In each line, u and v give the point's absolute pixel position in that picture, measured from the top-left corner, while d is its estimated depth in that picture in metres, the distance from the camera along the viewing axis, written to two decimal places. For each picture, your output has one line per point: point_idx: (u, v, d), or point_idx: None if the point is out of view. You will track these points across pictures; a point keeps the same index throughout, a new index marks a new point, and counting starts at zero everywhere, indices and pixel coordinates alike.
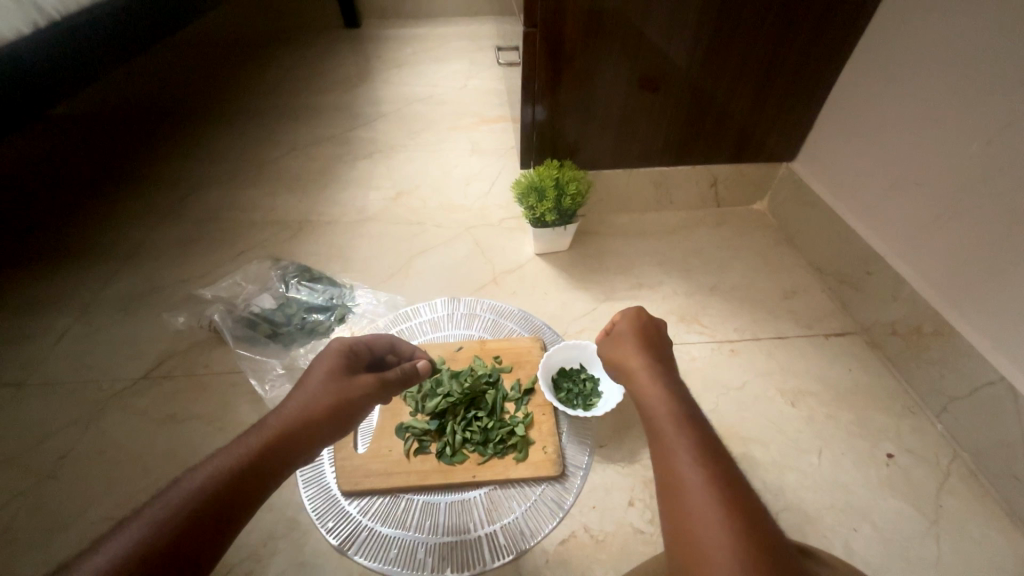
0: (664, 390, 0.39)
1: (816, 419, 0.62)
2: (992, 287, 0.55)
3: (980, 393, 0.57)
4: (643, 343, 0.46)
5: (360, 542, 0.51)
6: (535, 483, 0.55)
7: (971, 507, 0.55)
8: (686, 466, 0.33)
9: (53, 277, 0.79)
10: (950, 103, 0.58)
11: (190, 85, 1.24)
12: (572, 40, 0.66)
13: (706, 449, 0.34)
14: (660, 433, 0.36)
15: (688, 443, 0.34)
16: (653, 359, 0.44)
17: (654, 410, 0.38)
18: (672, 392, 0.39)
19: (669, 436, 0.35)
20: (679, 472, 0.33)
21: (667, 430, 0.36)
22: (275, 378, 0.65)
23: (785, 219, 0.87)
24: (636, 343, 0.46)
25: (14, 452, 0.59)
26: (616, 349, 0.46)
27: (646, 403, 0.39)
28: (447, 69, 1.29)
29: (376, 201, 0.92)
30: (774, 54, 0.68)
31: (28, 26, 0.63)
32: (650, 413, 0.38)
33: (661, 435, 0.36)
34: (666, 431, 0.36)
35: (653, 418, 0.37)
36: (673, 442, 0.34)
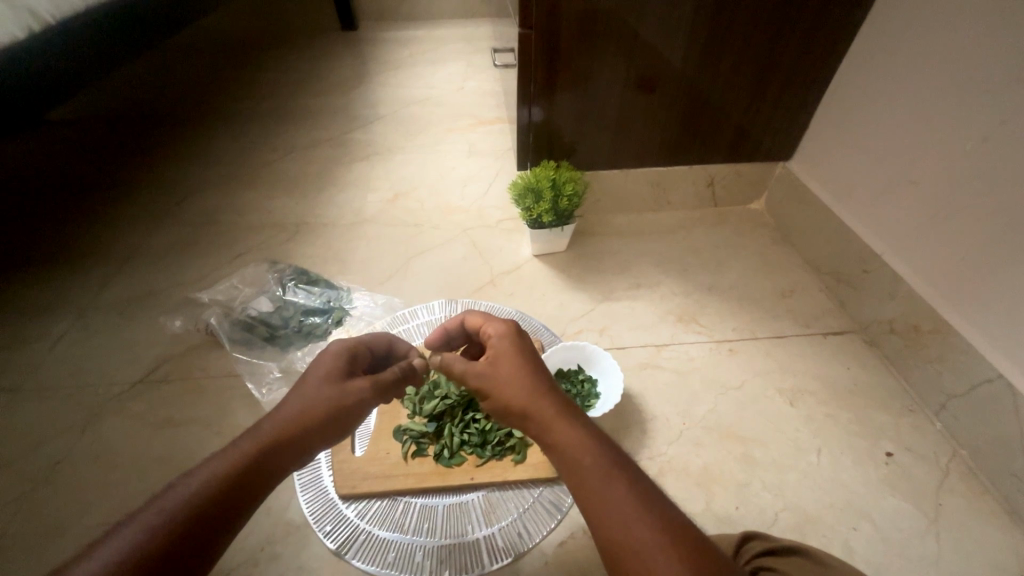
0: (580, 431, 0.34)
1: (814, 418, 0.62)
2: (990, 285, 0.55)
3: (979, 391, 0.56)
4: (528, 362, 0.39)
5: (358, 545, 0.51)
6: (533, 485, 0.55)
7: (971, 505, 0.54)
8: (636, 532, 0.29)
9: (50, 280, 0.79)
10: (946, 101, 0.58)
11: (188, 87, 1.25)
12: (568, 41, 0.66)
13: (647, 500, 0.31)
14: (591, 495, 0.31)
15: (628, 500, 0.30)
16: (545, 384, 0.37)
17: (576, 464, 0.32)
18: (579, 429, 0.34)
19: (603, 494, 0.31)
20: (633, 542, 0.29)
21: (598, 486, 0.31)
22: (272, 381, 0.65)
23: (782, 218, 0.87)
24: (518, 370, 0.38)
25: (10, 457, 0.59)
26: (495, 376, 0.38)
27: (562, 456, 0.33)
28: (444, 70, 1.29)
29: (373, 203, 0.92)
30: (770, 53, 0.68)
31: (23, 31, 0.63)
32: (570, 467, 0.32)
33: (594, 496, 0.31)
34: (601, 493, 0.31)
35: (578, 475, 0.32)
36: (610, 501, 0.30)
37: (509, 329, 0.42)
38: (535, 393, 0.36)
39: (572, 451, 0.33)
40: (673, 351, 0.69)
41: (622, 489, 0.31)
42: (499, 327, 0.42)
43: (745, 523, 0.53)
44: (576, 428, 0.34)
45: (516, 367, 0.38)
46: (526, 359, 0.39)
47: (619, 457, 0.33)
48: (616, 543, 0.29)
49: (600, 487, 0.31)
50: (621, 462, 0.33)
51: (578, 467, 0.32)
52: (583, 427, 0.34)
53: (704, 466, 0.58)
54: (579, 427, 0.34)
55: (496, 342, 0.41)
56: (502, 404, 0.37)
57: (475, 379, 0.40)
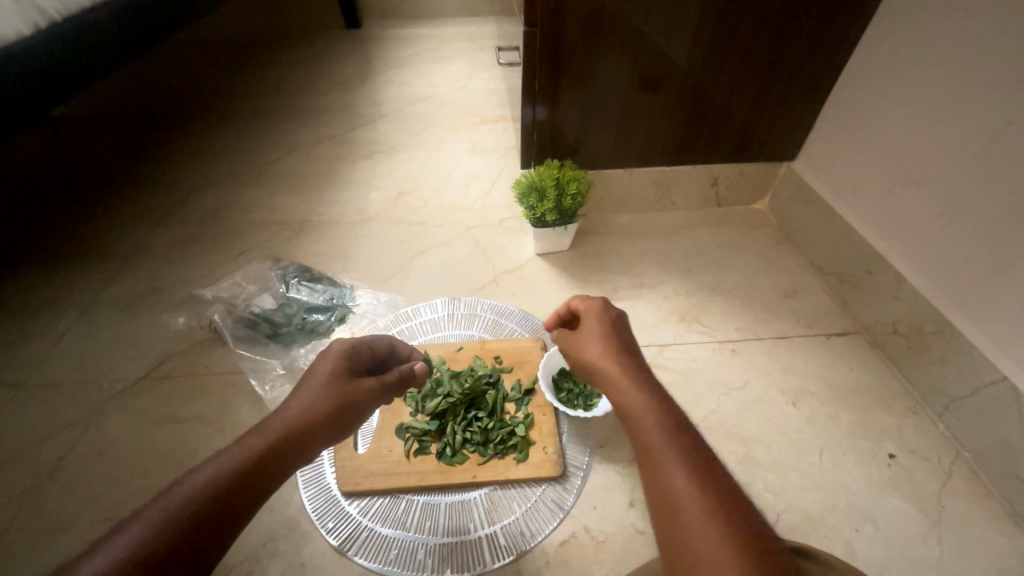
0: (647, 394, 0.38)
1: (816, 419, 0.62)
2: (994, 287, 0.55)
3: (982, 393, 0.56)
4: (613, 341, 0.44)
5: (360, 542, 0.51)
6: (535, 483, 0.55)
7: (973, 507, 0.54)
8: (679, 481, 0.31)
9: (54, 277, 0.79)
10: (952, 101, 0.57)
11: (191, 85, 1.25)
12: (572, 40, 0.66)
13: (696, 458, 0.33)
14: (645, 443, 0.34)
15: (676, 453, 0.32)
16: (625, 359, 0.42)
17: (637, 418, 0.36)
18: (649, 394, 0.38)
19: (655, 446, 0.33)
20: (675, 489, 0.31)
21: (652, 439, 0.34)
22: (275, 378, 0.65)
23: (786, 219, 0.86)
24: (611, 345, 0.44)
25: (14, 452, 0.59)
26: (588, 348, 0.44)
27: (627, 410, 0.37)
28: (447, 69, 1.29)
29: (376, 201, 0.92)
30: (775, 53, 0.68)
31: (29, 27, 0.64)
32: (631, 421, 0.36)
33: (647, 447, 0.34)
34: (654, 440, 0.34)
35: (637, 427, 0.35)
36: (660, 454, 0.33)
37: (601, 312, 0.48)
38: (618, 363, 0.41)
39: (636, 407, 0.36)
40: (675, 351, 0.69)
41: (673, 444, 0.33)
42: (590, 307, 0.49)
43: None
44: (644, 392, 0.38)
45: (602, 346, 0.44)
46: (611, 340, 0.44)
47: (677, 420, 0.36)
48: (660, 488, 0.31)
49: (654, 439, 0.34)
50: (678, 424, 0.35)
51: (638, 421, 0.35)
52: (649, 393, 0.38)
53: None
54: (647, 393, 0.38)
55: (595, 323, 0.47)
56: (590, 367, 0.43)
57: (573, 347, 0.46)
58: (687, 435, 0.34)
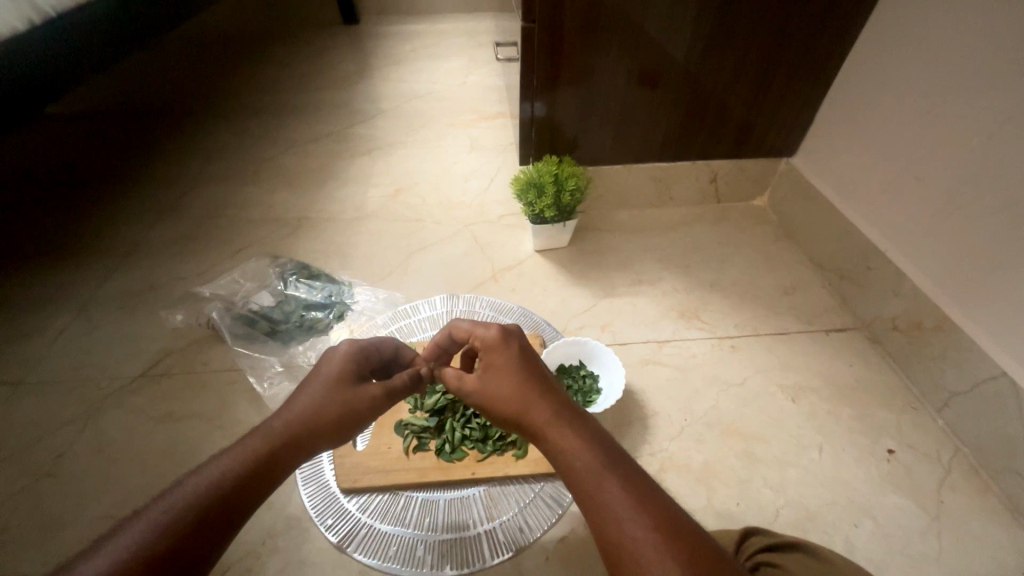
0: (574, 432, 0.33)
1: (816, 415, 0.62)
2: (993, 283, 0.55)
3: (982, 388, 0.56)
4: (518, 367, 0.39)
5: (359, 539, 0.51)
6: (535, 479, 0.55)
7: (972, 502, 0.54)
8: (627, 525, 0.29)
9: (52, 275, 0.79)
10: (952, 96, 0.57)
11: (188, 81, 1.24)
12: (571, 36, 0.65)
13: (642, 496, 0.30)
14: (584, 494, 0.31)
15: (622, 499, 0.30)
16: (540, 388, 0.37)
17: (571, 465, 0.32)
18: (577, 435, 0.33)
19: (602, 500, 0.30)
20: (627, 541, 0.28)
21: (592, 485, 0.31)
22: (274, 375, 0.65)
23: (785, 215, 0.86)
24: (514, 378, 0.38)
25: (13, 450, 0.59)
26: (490, 383, 0.38)
27: (560, 461, 0.33)
28: (446, 65, 1.28)
29: (374, 198, 0.92)
30: (775, 48, 0.68)
31: (22, 23, 0.62)
32: (568, 472, 0.32)
33: (591, 498, 0.30)
34: (593, 491, 0.31)
35: (573, 477, 0.32)
36: (605, 499, 0.30)
37: (501, 333, 0.42)
38: (534, 400, 0.36)
39: (568, 451, 0.33)
40: (674, 347, 0.69)
41: (617, 487, 0.30)
42: (490, 332, 0.43)
43: (745, 519, 0.53)
44: (573, 429, 0.34)
45: (510, 375, 0.38)
46: (517, 365, 0.38)
47: (615, 456, 0.33)
48: (612, 542, 0.29)
49: (595, 486, 0.31)
50: (615, 459, 0.32)
51: (573, 469, 0.32)
52: (576, 432, 0.34)
53: (705, 461, 0.58)
54: (577, 429, 0.34)
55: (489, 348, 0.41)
56: (500, 410, 0.37)
57: (473, 386, 0.40)
58: (627, 469, 0.32)
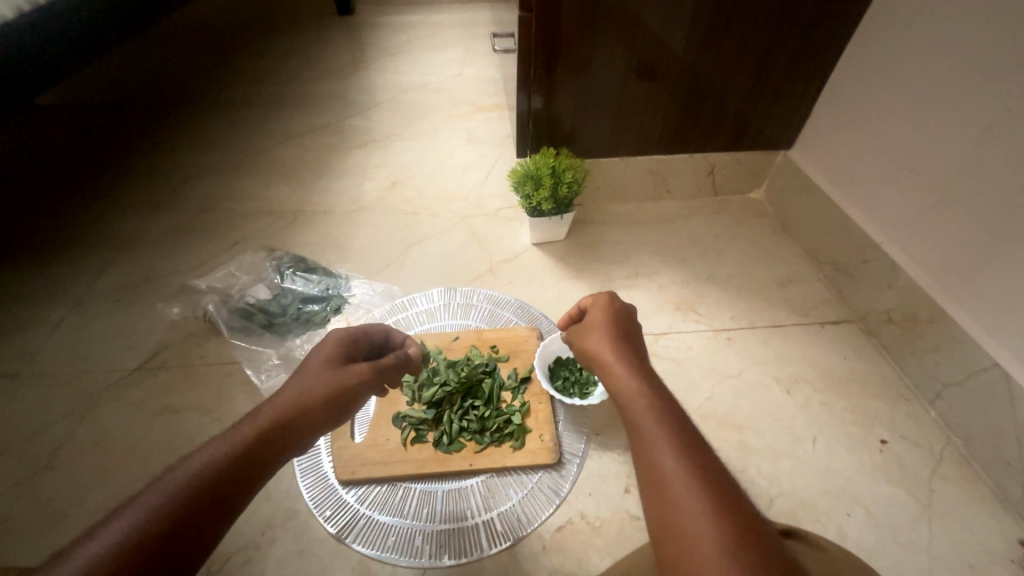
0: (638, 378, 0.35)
1: (811, 406, 0.62)
2: (986, 275, 0.55)
3: (974, 379, 0.57)
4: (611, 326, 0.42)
5: (358, 529, 0.51)
6: (532, 471, 0.55)
7: (963, 492, 0.55)
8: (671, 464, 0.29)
9: (46, 268, 0.78)
10: (948, 90, 0.57)
11: (181, 71, 1.23)
12: (568, 27, 0.65)
13: (688, 445, 0.31)
14: (634, 423, 0.32)
15: (671, 442, 0.30)
16: (624, 344, 0.39)
17: (631, 405, 0.33)
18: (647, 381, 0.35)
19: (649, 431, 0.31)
20: (670, 479, 0.29)
21: (649, 426, 0.32)
22: (271, 368, 0.65)
23: (781, 208, 0.86)
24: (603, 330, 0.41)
25: (9, 442, 0.59)
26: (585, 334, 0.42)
27: (621, 395, 0.35)
28: (442, 57, 1.27)
29: (371, 191, 0.91)
30: (773, 40, 0.68)
31: (10, 11, 0.60)
32: (625, 404, 0.34)
33: (640, 428, 0.32)
34: (644, 423, 0.32)
35: (631, 416, 0.33)
36: (657, 439, 0.31)
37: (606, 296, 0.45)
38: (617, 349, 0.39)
39: (631, 394, 0.34)
40: (670, 340, 0.69)
41: (668, 431, 0.31)
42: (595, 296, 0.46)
43: None
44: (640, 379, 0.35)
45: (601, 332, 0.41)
46: (610, 327, 0.41)
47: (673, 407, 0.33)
48: (649, 466, 0.30)
49: (647, 421, 0.32)
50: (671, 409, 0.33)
51: (631, 406, 0.33)
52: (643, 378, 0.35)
53: None
54: (647, 380, 0.35)
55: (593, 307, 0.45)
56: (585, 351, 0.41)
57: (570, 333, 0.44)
58: (679, 418, 0.32)
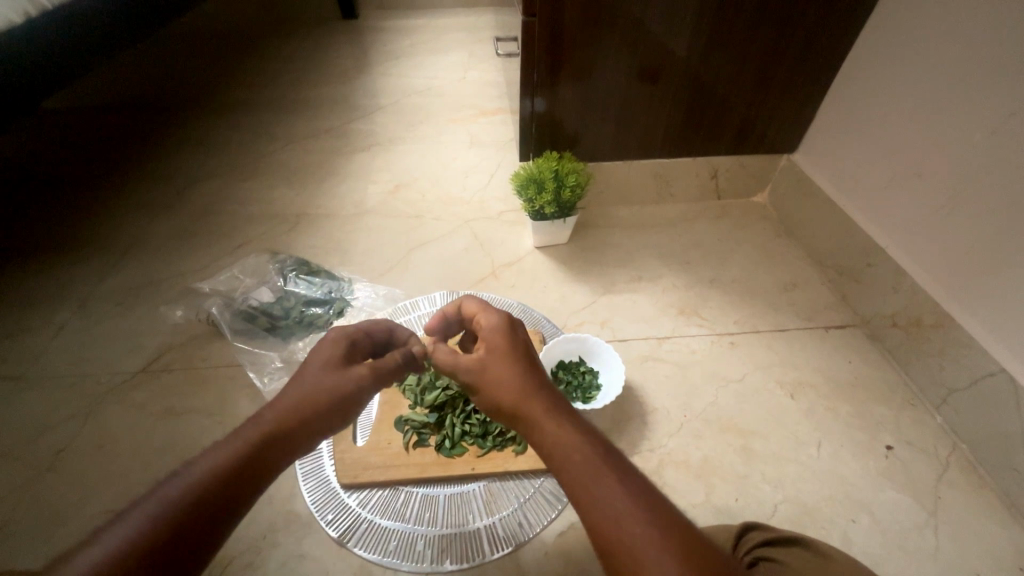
0: (570, 427, 0.34)
1: (815, 411, 0.62)
2: (993, 280, 0.55)
3: (980, 385, 0.57)
4: (519, 363, 0.39)
5: (360, 533, 0.51)
6: (534, 475, 0.55)
7: (970, 498, 0.55)
8: (621, 514, 0.29)
9: (52, 270, 0.79)
10: (951, 94, 0.57)
11: (187, 75, 1.24)
12: (571, 31, 0.65)
13: (640, 498, 0.30)
14: (579, 488, 0.31)
15: (624, 501, 0.30)
16: (539, 387, 0.37)
17: (570, 465, 0.32)
18: (576, 431, 0.34)
19: (597, 494, 0.30)
20: (625, 535, 0.28)
21: (597, 487, 0.30)
22: (274, 371, 0.65)
23: (785, 212, 0.86)
24: (510, 372, 0.38)
25: (14, 444, 0.59)
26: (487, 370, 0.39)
27: (556, 456, 0.33)
28: (446, 60, 1.28)
29: (374, 194, 0.92)
30: (776, 44, 0.68)
31: (19, 16, 0.62)
32: (564, 466, 0.32)
33: (589, 494, 0.30)
34: (590, 487, 0.30)
35: (573, 479, 0.31)
36: (610, 504, 0.30)
37: (501, 329, 0.42)
38: (533, 395, 0.36)
39: (567, 450, 0.32)
40: (674, 344, 0.69)
41: (619, 488, 0.30)
42: (490, 329, 0.43)
43: (744, 514, 0.54)
44: (564, 420, 0.34)
45: (507, 367, 0.38)
46: (516, 359, 0.39)
47: (605, 448, 0.33)
48: (607, 536, 0.29)
49: (593, 483, 0.31)
50: (605, 448, 0.33)
51: (570, 469, 0.32)
52: (574, 425, 0.34)
53: (705, 457, 0.58)
54: (576, 430, 0.34)
55: (487, 343, 0.41)
56: (496, 403, 0.37)
57: (470, 380, 0.40)
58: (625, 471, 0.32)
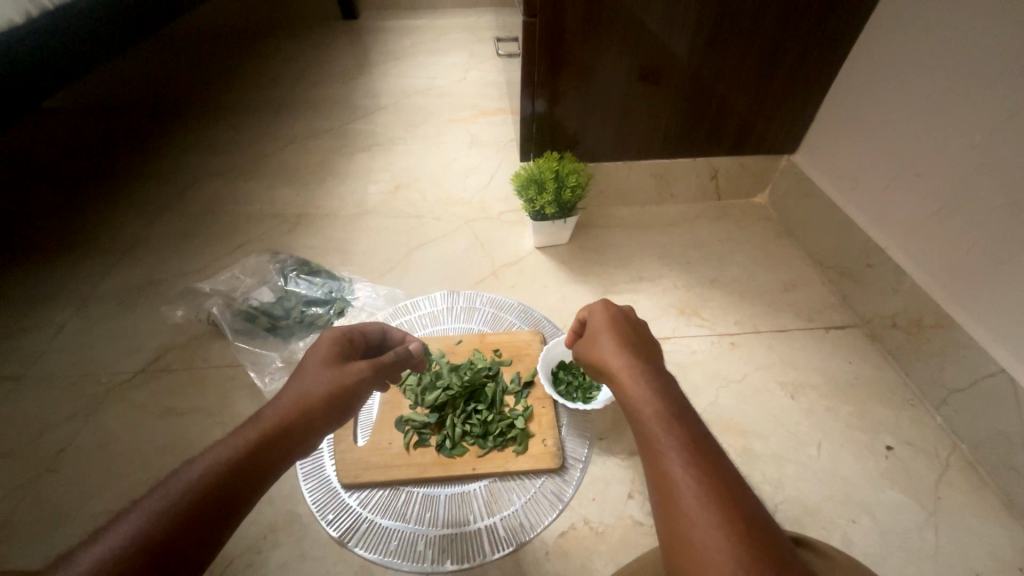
0: (643, 384, 0.35)
1: (815, 411, 0.62)
2: (994, 280, 0.55)
3: (980, 385, 0.57)
4: (614, 330, 0.42)
5: (360, 534, 0.51)
6: (535, 475, 0.55)
7: (970, 498, 0.55)
8: (682, 476, 0.29)
9: (51, 270, 0.79)
10: (951, 96, 0.57)
11: (187, 75, 1.24)
12: (572, 32, 0.65)
13: (698, 452, 0.30)
14: (643, 434, 0.32)
15: (678, 452, 0.30)
16: (628, 352, 0.39)
17: (637, 415, 0.33)
18: (651, 386, 0.35)
19: (656, 441, 0.31)
20: (673, 482, 0.29)
21: (655, 436, 0.31)
22: (275, 371, 0.65)
23: (786, 212, 0.86)
24: (607, 337, 0.41)
25: (14, 444, 0.59)
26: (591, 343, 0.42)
27: (629, 405, 0.35)
28: (446, 61, 1.28)
29: (375, 194, 0.92)
30: (776, 46, 0.68)
31: (21, 16, 0.62)
32: (633, 415, 0.34)
33: (649, 440, 0.32)
34: (652, 435, 0.32)
35: (638, 426, 0.33)
36: (663, 452, 0.30)
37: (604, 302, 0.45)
38: (619, 355, 0.38)
39: (636, 401, 0.34)
40: (674, 344, 0.69)
41: (677, 440, 0.31)
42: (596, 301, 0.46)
43: None
44: (647, 384, 0.35)
45: (608, 334, 0.41)
46: (615, 327, 0.42)
47: (682, 411, 0.33)
48: (658, 480, 0.30)
49: (654, 432, 0.32)
50: (683, 414, 0.33)
51: (637, 417, 0.33)
52: (650, 382, 0.35)
53: None
54: (650, 386, 0.35)
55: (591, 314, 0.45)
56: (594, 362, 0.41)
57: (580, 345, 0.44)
58: (692, 428, 0.32)
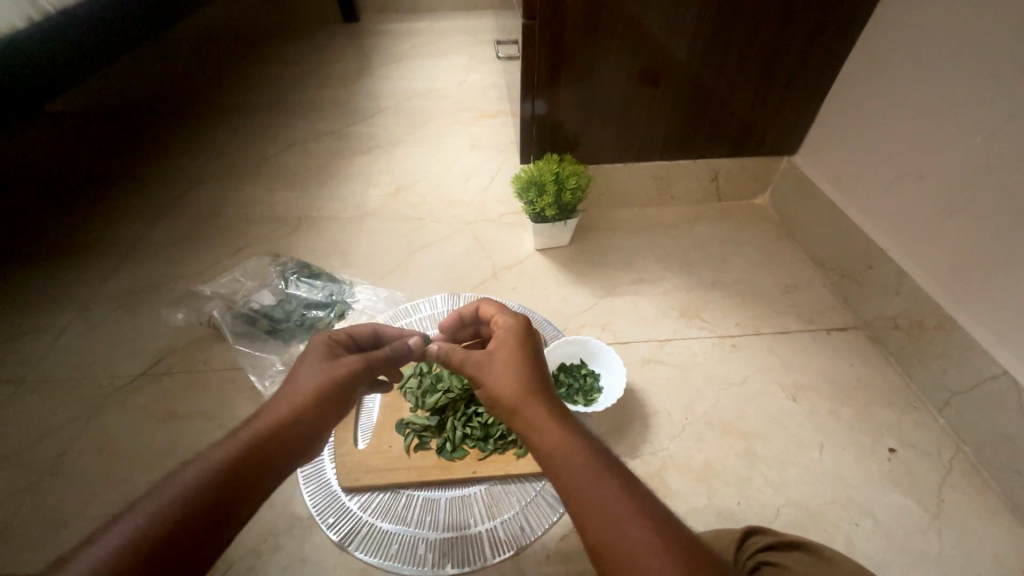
0: (566, 430, 0.34)
1: (817, 414, 0.62)
2: (995, 282, 0.54)
3: (984, 387, 0.56)
4: (520, 362, 0.40)
5: (361, 537, 0.51)
6: (535, 478, 0.55)
7: (973, 501, 0.54)
8: (628, 528, 0.29)
9: (52, 274, 0.79)
10: (952, 97, 0.57)
11: (188, 79, 1.24)
12: (572, 35, 0.65)
13: (635, 500, 0.31)
14: (574, 489, 0.31)
15: (621, 504, 0.30)
16: (539, 391, 0.38)
17: (567, 465, 0.32)
18: (573, 434, 0.34)
19: (593, 493, 0.31)
20: (620, 536, 0.29)
21: (591, 489, 0.31)
22: (275, 374, 0.65)
23: (786, 213, 0.86)
24: (516, 371, 0.39)
25: (15, 448, 0.59)
26: (490, 375, 0.39)
27: (552, 457, 0.33)
28: (446, 63, 1.28)
29: (375, 197, 0.92)
30: (776, 47, 0.68)
31: (22, 21, 0.63)
32: (557, 469, 0.32)
33: (585, 493, 0.31)
34: (586, 489, 0.31)
35: (565, 479, 0.32)
36: (602, 505, 0.30)
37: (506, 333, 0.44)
38: (532, 396, 0.37)
39: (559, 451, 0.33)
40: (674, 346, 0.69)
41: (614, 492, 0.31)
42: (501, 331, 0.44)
43: (747, 519, 0.53)
44: (567, 431, 0.34)
45: (510, 367, 0.39)
46: (521, 358, 0.40)
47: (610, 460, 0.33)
48: (601, 537, 0.29)
49: (590, 485, 0.31)
50: (608, 462, 0.33)
51: (565, 470, 0.32)
52: (571, 428, 0.35)
53: (706, 461, 0.58)
54: (569, 432, 0.34)
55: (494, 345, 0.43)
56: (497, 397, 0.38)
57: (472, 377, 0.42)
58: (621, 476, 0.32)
